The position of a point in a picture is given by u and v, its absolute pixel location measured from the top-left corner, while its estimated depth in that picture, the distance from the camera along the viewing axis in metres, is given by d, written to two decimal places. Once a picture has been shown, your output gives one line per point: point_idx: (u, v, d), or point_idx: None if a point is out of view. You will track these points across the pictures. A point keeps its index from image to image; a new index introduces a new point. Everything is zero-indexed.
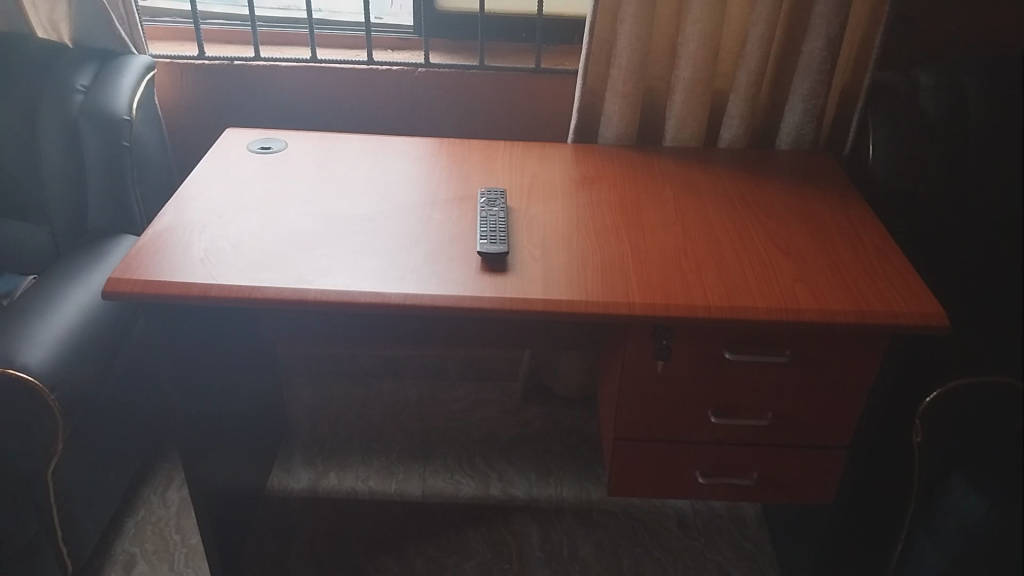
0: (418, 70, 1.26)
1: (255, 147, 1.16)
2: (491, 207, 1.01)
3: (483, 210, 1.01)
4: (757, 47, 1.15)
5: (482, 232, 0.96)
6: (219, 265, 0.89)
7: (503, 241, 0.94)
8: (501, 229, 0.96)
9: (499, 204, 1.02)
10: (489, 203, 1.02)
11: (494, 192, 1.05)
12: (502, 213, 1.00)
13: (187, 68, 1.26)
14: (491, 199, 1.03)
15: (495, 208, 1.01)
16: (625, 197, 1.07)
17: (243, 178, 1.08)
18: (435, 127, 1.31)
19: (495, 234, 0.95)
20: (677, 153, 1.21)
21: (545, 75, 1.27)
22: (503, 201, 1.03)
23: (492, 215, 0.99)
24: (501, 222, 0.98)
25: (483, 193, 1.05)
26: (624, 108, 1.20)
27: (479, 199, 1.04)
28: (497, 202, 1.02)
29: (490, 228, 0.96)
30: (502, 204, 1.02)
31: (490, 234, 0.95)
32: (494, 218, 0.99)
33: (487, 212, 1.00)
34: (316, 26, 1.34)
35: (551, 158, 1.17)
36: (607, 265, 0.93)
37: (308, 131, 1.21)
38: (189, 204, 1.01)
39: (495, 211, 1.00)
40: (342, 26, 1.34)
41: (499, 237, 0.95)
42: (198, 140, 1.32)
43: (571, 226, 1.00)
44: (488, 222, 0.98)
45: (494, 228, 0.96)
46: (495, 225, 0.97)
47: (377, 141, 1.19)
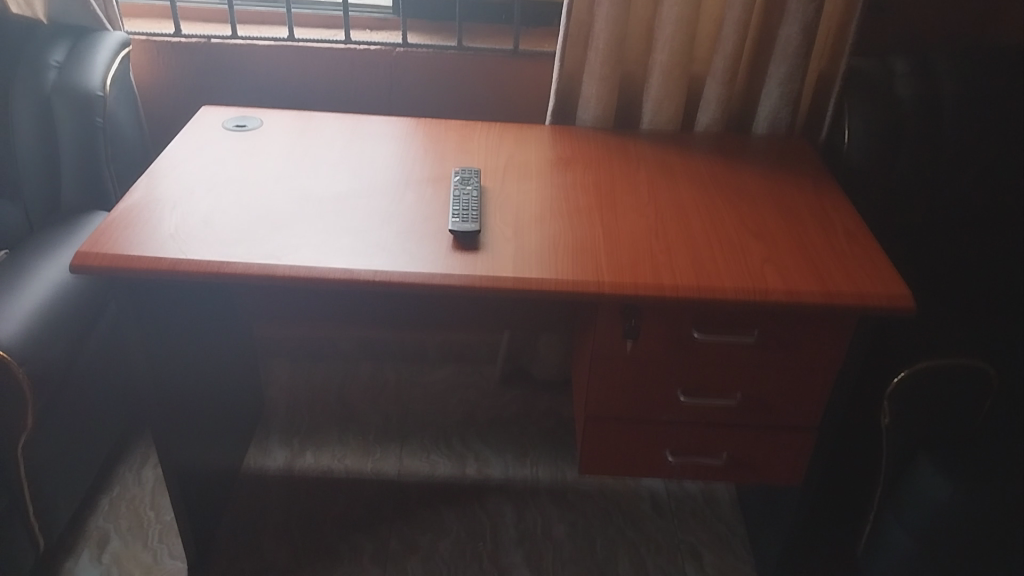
0: (395, 50, 1.26)
1: (230, 125, 1.16)
2: (464, 186, 1.01)
3: (455, 190, 1.01)
4: (734, 32, 1.15)
5: (453, 212, 0.96)
6: (189, 240, 0.89)
7: (474, 220, 0.94)
8: (473, 208, 0.97)
9: (472, 184, 1.02)
10: (462, 182, 1.02)
11: (467, 171, 1.05)
12: (475, 193, 1.00)
13: (164, 46, 1.25)
14: (464, 179, 1.03)
15: (469, 187, 1.01)
16: (599, 180, 1.08)
17: (217, 156, 1.07)
18: (412, 108, 1.31)
19: (466, 213, 0.95)
20: (653, 136, 1.22)
21: (523, 57, 1.27)
22: (476, 181, 1.03)
23: (464, 194, 0.99)
24: (474, 201, 0.98)
25: (456, 173, 1.04)
26: (601, 91, 1.20)
27: (452, 179, 1.04)
28: (470, 182, 1.02)
29: (461, 208, 0.97)
30: (476, 183, 1.02)
31: (462, 212, 0.95)
32: (466, 198, 0.99)
33: (460, 192, 1.00)
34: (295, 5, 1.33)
35: (528, 140, 1.17)
36: (577, 245, 0.93)
37: (284, 110, 1.20)
38: (161, 180, 1.00)
39: (468, 191, 1.00)
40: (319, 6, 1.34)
41: (471, 216, 0.95)
42: (174, 119, 1.32)
43: (544, 206, 1.01)
44: (460, 202, 0.98)
45: (466, 208, 0.97)
46: (467, 204, 0.97)
47: (353, 121, 1.19)
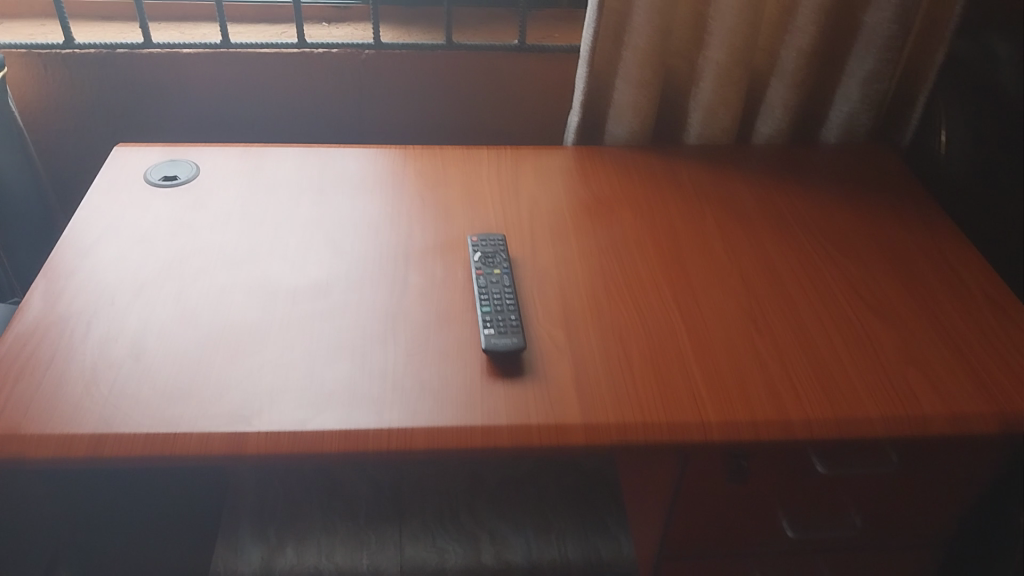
0: (364, 52, 0.97)
1: (155, 176, 0.87)
2: (489, 270, 0.75)
3: (476, 277, 0.74)
4: (813, 19, 0.89)
5: (481, 315, 0.70)
6: (113, 394, 0.63)
7: (513, 327, 0.69)
8: (508, 307, 0.71)
9: (497, 264, 0.76)
10: (484, 261, 0.76)
11: (487, 241, 0.78)
12: (505, 279, 0.74)
13: (54, 60, 0.94)
14: (485, 255, 0.76)
15: (495, 267, 0.75)
16: (659, 235, 0.82)
17: (142, 230, 0.79)
18: (389, 135, 1.04)
19: (499, 319, 0.69)
20: (705, 154, 0.96)
21: (531, 54, 0.99)
22: (503, 256, 0.77)
23: (491, 284, 0.73)
24: (506, 295, 0.72)
25: (473, 244, 0.78)
26: (639, 100, 0.94)
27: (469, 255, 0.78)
28: (495, 259, 0.76)
29: (491, 309, 0.71)
30: (504, 261, 0.76)
31: (493, 316, 0.70)
32: (495, 290, 0.72)
33: (484, 279, 0.74)
34: None
35: (552, 174, 0.91)
36: (658, 354, 0.68)
37: (225, 146, 0.92)
38: (67, 284, 0.73)
39: (494, 276, 0.74)
40: None
41: (506, 322, 0.69)
42: (78, 153, 1.02)
43: (597, 287, 0.75)
44: (487, 298, 0.72)
45: (497, 309, 0.71)
46: (498, 301, 0.71)
47: (320, 161, 0.91)
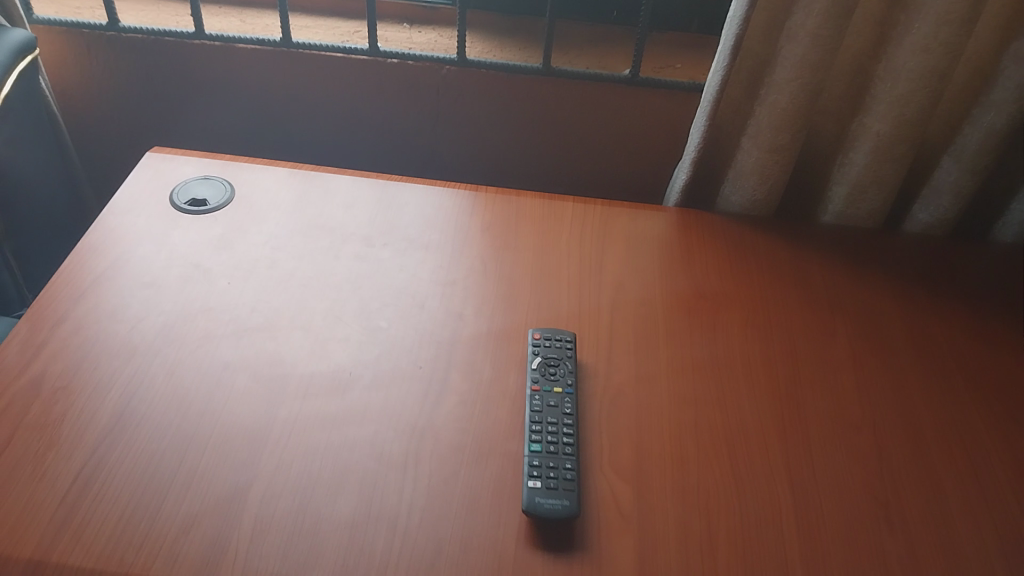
0: (445, 68, 0.81)
1: (183, 196, 0.74)
2: (547, 388, 0.59)
3: (530, 396, 0.59)
4: (1013, 94, 0.69)
5: (528, 456, 0.55)
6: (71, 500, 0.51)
7: (565, 482, 0.53)
8: (564, 448, 0.55)
9: (559, 380, 0.60)
10: (543, 373, 0.60)
11: (552, 343, 0.63)
12: (566, 404, 0.58)
13: (96, 42, 0.83)
14: (545, 364, 0.61)
15: (558, 381, 0.60)
16: (772, 355, 0.65)
17: (150, 272, 0.67)
18: (461, 172, 0.91)
19: (550, 466, 0.54)
20: (841, 240, 0.77)
21: (643, 90, 0.82)
22: (569, 368, 0.61)
23: (547, 411, 0.58)
24: (564, 429, 0.57)
25: (534, 345, 0.62)
26: (769, 165, 0.76)
27: (526, 358, 0.62)
28: (558, 371, 0.60)
29: (541, 449, 0.55)
30: (568, 374, 0.60)
31: (544, 460, 0.55)
32: (550, 420, 0.57)
33: (539, 401, 0.58)
34: None
35: (648, 248, 0.74)
36: (753, 537, 0.53)
37: (271, 165, 0.79)
38: (49, 335, 0.61)
39: (553, 398, 0.59)
40: None
41: (558, 472, 0.54)
42: (117, 142, 0.91)
43: (684, 421, 0.60)
44: (538, 432, 0.56)
45: (548, 450, 0.55)
46: (552, 437, 0.56)
47: (376, 195, 0.77)
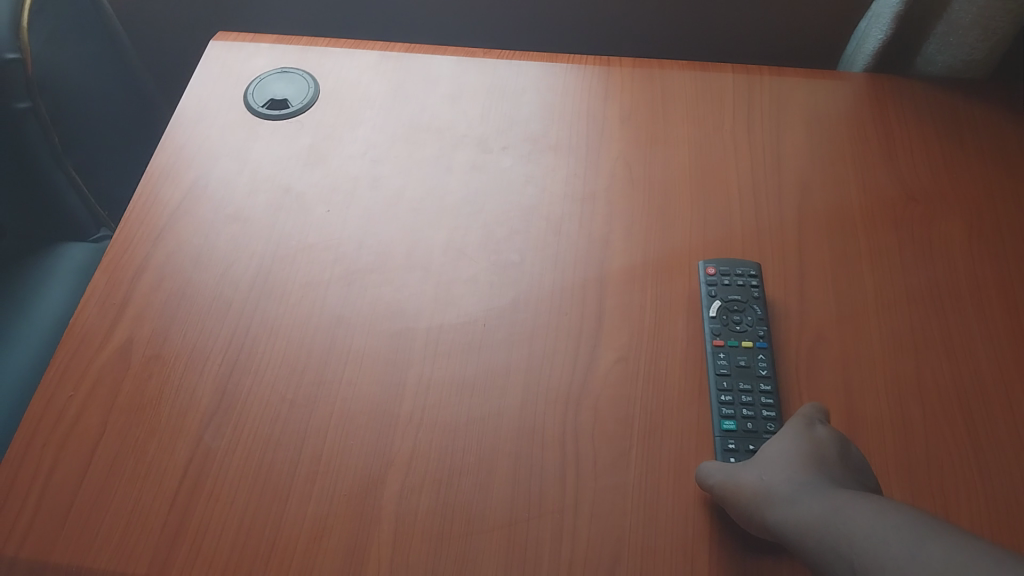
0: None
1: (260, 98, 0.62)
2: (734, 344, 0.48)
3: (712, 353, 0.48)
4: None
5: (720, 437, 0.45)
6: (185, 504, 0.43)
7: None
8: (763, 426, 0.46)
9: (746, 333, 0.49)
10: (725, 324, 0.49)
11: (731, 280, 0.51)
12: (760, 365, 0.48)
13: None
14: (725, 310, 0.50)
15: (747, 334, 0.49)
16: (1009, 281, 0.53)
17: (234, 200, 0.55)
18: (573, 42, 0.78)
19: (750, 451, 0.45)
20: None
21: None
22: (756, 313, 0.50)
23: (737, 375, 0.47)
24: (762, 399, 0.46)
25: (708, 284, 0.51)
26: (999, 14, 0.59)
27: (698, 301, 0.51)
28: (744, 321, 0.49)
29: (736, 427, 0.45)
30: (757, 324, 0.49)
31: (741, 442, 0.45)
32: (743, 389, 0.47)
33: (726, 362, 0.48)
34: None
35: (832, 140, 0.60)
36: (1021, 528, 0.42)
37: (358, 47, 0.65)
38: (130, 290, 0.51)
39: (743, 357, 0.48)
40: None
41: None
42: (181, 21, 0.80)
43: (906, 367, 0.49)
44: (729, 404, 0.46)
45: (744, 429, 0.45)
46: (748, 410, 0.46)
47: (487, 82, 0.63)
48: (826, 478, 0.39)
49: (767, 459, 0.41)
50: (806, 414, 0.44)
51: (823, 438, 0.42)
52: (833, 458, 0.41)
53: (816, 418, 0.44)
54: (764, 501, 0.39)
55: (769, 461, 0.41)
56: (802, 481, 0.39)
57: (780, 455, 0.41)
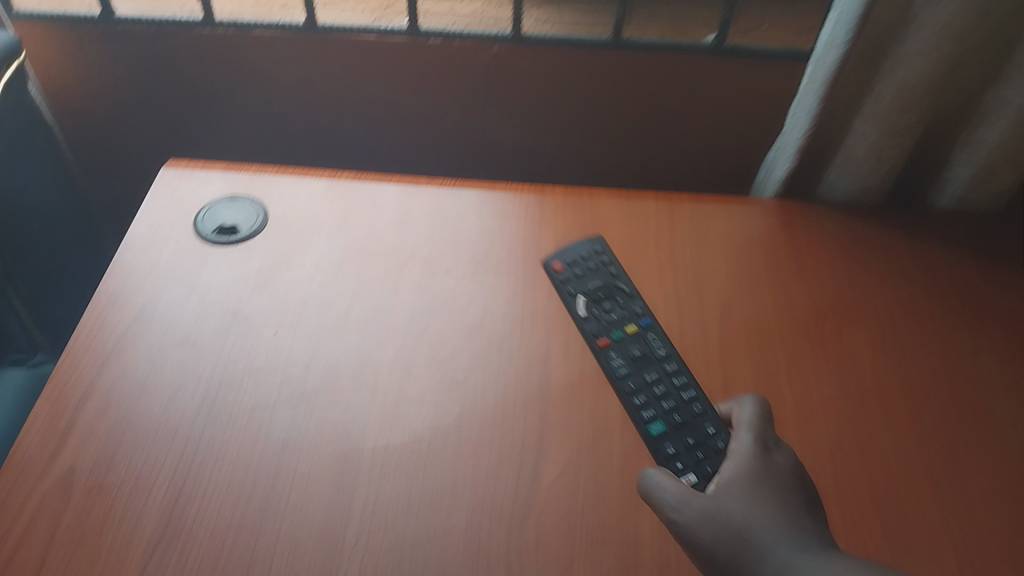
0: (495, 47, 0.72)
1: (209, 224, 0.64)
2: (620, 337, 0.58)
3: (604, 354, 0.57)
4: None
5: (659, 440, 0.52)
6: None
7: (716, 457, 0.52)
8: (680, 392, 0.55)
9: (626, 321, 0.59)
10: (602, 318, 0.59)
11: (587, 279, 0.62)
12: (648, 340, 0.58)
13: (92, 36, 0.72)
14: (593, 305, 0.60)
15: (626, 310, 0.60)
16: (913, 390, 0.57)
17: (182, 326, 0.57)
18: (511, 170, 0.83)
19: (690, 447, 0.52)
20: (962, 237, 0.70)
21: (722, 60, 0.72)
22: (623, 293, 0.61)
23: (638, 365, 0.57)
24: (671, 378, 0.56)
25: (566, 287, 0.61)
26: (887, 149, 0.67)
27: (566, 303, 0.60)
28: (615, 308, 0.60)
29: (665, 427, 0.53)
30: (628, 303, 0.61)
31: (671, 421, 0.53)
32: (650, 376, 0.56)
33: (623, 354, 0.57)
34: None
35: (748, 261, 0.65)
36: None
37: (306, 176, 0.69)
38: (73, 418, 0.51)
39: (632, 345, 0.58)
40: None
41: (702, 448, 0.52)
42: (129, 148, 0.82)
43: (824, 475, 0.52)
44: (646, 403, 0.54)
45: (672, 424, 0.53)
46: (665, 399, 0.55)
47: (429, 207, 0.67)
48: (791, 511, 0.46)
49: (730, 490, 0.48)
50: (756, 426, 0.52)
51: (783, 464, 0.49)
52: (792, 482, 0.48)
53: (767, 437, 0.51)
54: (728, 523, 0.46)
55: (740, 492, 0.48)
56: (776, 515, 0.46)
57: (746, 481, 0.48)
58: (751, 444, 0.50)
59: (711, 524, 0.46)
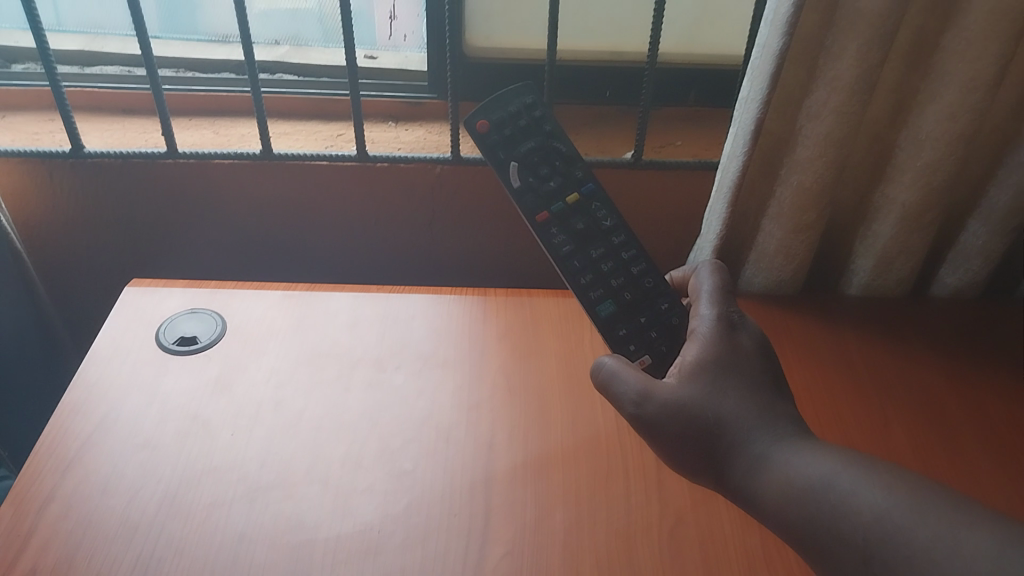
0: (437, 168, 0.79)
1: (173, 337, 0.68)
2: (561, 209, 0.62)
3: (547, 230, 0.61)
4: None
5: (608, 318, 0.60)
6: None
7: (667, 333, 0.60)
8: (628, 270, 0.62)
9: (566, 189, 0.62)
10: (540, 189, 0.62)
11: (519, 143, 0.62)
12: (592, 212, 0.62)
13: (61, 169, 0.78)
14: (528, 174, 0.61)
15: (563, 180, 0.63)
16: None
17: (143, 432, 0.60)
18: (459, 278, 0.89)
19: (642, 328, 0.60)
20: (870, 321, 0.76)
21: (642, 173, 0.80)
22: (559, 155, 0.62)
23: (582, 239, 0.62)
24: (615, 250, 0.62)
25: (497, 154, 0.61)
26: (794, 247, 0.74)
27: (500, 173, 0.61)
28: (551, 174, 0.62)
29: (614, 308, 0.60)
30: (564, 167, 0.63)
31: (620, 293, 0.61)
32: (594, 250, 0.62)
33: (566, 225, 0.61)
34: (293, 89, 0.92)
35: None
36: None
37: (263, 290, 0.74)
38: (35, 523, 0.52)
39: (573, 216, 0.62)
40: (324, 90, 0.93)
41: (653, 326, 0.60)
42: (93, 272, 0.86)
43: (754, 545, 0.55)
44: (594, 285, 0.61)
45: (622, 303, 0.61)
46: (611, 278, 0.61)
47: (379, 311, 0.73)
48: (750, 386, 0.50)
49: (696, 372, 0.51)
50: (718, 304, 0.56)
51: (745, 342, 0.53)
52: (753, 358, 0.52)
53: (729, 313, 0.55)
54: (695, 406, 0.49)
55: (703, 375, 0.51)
56: (741, 399, 0.49)
57: (711, 360, 0.52)
58: (717, 326, 0.54)
59: (678, 407, 0.50)
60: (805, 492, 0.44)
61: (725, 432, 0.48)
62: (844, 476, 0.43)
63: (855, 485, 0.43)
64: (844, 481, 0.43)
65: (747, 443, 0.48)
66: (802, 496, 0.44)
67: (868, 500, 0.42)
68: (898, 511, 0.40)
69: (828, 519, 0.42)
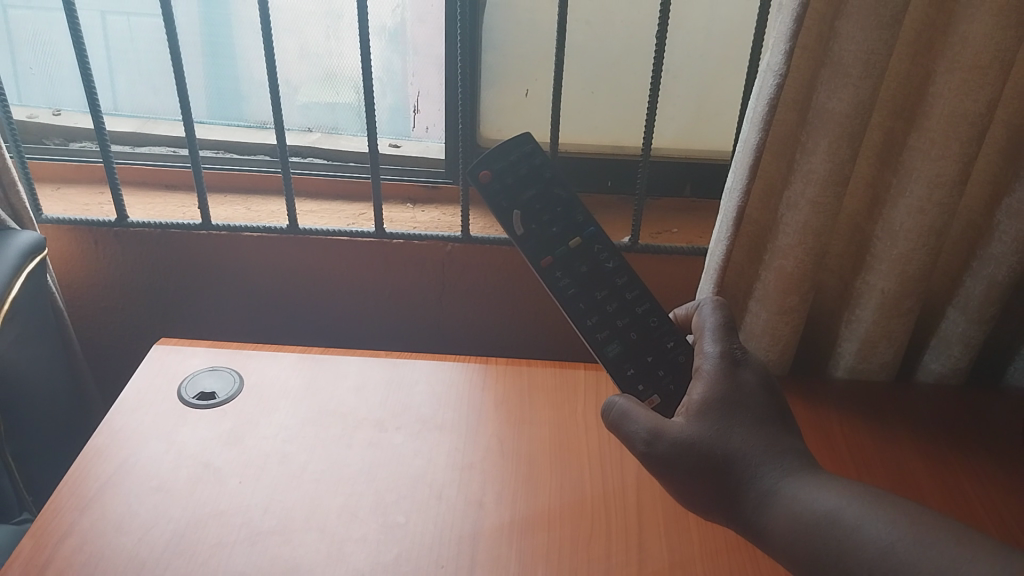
0: (447, 246, 0.86)
1: (192, 392, 0.74)
2: (565, 254, 0.66)
3: (551, 274, 0.65)
4: (1012, 251, 0.72)
5: (615, 358, 0.64)
6: None
7: (674, 368, 0.63)
8: (633, 309, 0.66)
9: (568, 234, 0.66)
10: (543, 234, 0.66)
11: (521, 190, 0.66)
12: (593, 255, 0.66)
13: (105, 237, 0.85)
14: (531, 221, 0.66)
15: (565, 225, 0.66)
16: None
17: (158, 475, 0.64)
18: (467, 350, 0.94)
19: (648, 364, 0.63)
20: (854, 402, 0.79)
21: (639, 255, 0.86)
22: (559, 201, 0.67)
23: (586, 281, 0.65)
24: (617, 289, 0.66)
25: (499, 202, 0.65)
26: (780, 328, 0.77)
27: (504, 221, 0.65)
28: (553, 220, 0.66)
29: (621, 349, 0.64)
30: (567, 214, 0.67)
31: (626, 329, 0.65)
32: (598, 291, 0.65)
33: (571, 269, 0.65)
34: (320, 172, 1.01)
35: None
36: None
37: (283, 354, 0.80)
38: (52, 553, 0.56)
39: (576, 259, 0.66)
40: (348, 173, 1.01)
41: (660, 363, 0.63)
42: (125, 332, 0.93)
43: None
44: (601, 327, 0.64)
45: (628, 343, 0.64)
46: (617, 319, 0.65)
47: (385, 375, 0.78)
48: (759, 422, 0.53)
49: (704, 412, 0.54)
50: (723, 339, 0.59)
51: (748, 377, 0.56)
52: (759, 394, 0.55)
53: (735, 351, 0.58)
54: (705, 444, 0.52)
55: (710, 415, 0.53)
56: (748, 438, 0.52)
57: (719, 399, 0.54)
58: (722, 362, 0.57)
59: (688, 446, 0.52)
60: (814, 527, 0.47)
61: (733, 468, 0.51)
62: (850, 511, 0.46)
63: (861, 520, 0.45)
64: (851, 516, 0.46)
65: (756, 479, 0.51)
66: (809, 533, 0.47)
67: (873, 536, 0.44)
68: (903, 546, 0.43)
69: (835, 553, 0.45)
